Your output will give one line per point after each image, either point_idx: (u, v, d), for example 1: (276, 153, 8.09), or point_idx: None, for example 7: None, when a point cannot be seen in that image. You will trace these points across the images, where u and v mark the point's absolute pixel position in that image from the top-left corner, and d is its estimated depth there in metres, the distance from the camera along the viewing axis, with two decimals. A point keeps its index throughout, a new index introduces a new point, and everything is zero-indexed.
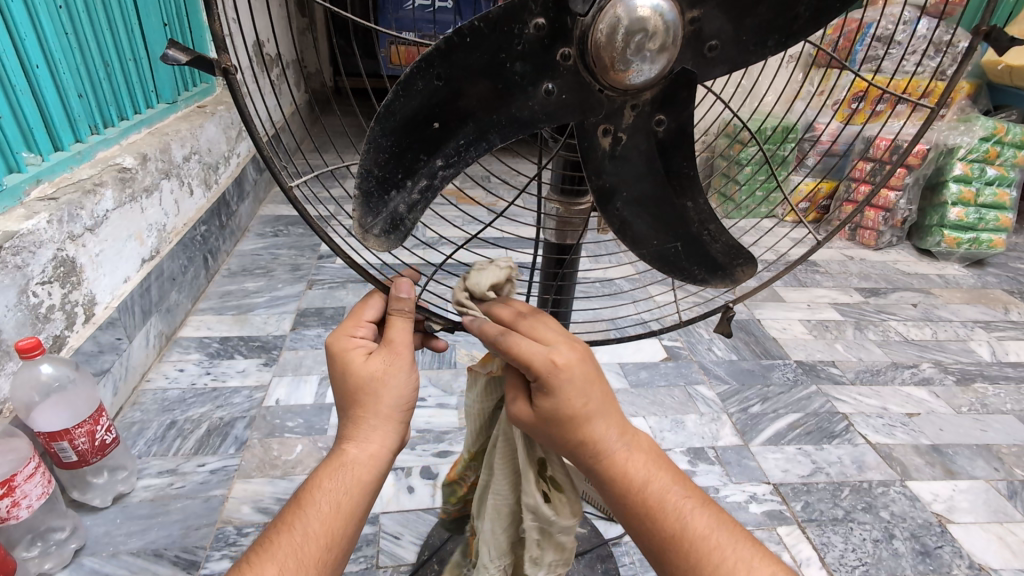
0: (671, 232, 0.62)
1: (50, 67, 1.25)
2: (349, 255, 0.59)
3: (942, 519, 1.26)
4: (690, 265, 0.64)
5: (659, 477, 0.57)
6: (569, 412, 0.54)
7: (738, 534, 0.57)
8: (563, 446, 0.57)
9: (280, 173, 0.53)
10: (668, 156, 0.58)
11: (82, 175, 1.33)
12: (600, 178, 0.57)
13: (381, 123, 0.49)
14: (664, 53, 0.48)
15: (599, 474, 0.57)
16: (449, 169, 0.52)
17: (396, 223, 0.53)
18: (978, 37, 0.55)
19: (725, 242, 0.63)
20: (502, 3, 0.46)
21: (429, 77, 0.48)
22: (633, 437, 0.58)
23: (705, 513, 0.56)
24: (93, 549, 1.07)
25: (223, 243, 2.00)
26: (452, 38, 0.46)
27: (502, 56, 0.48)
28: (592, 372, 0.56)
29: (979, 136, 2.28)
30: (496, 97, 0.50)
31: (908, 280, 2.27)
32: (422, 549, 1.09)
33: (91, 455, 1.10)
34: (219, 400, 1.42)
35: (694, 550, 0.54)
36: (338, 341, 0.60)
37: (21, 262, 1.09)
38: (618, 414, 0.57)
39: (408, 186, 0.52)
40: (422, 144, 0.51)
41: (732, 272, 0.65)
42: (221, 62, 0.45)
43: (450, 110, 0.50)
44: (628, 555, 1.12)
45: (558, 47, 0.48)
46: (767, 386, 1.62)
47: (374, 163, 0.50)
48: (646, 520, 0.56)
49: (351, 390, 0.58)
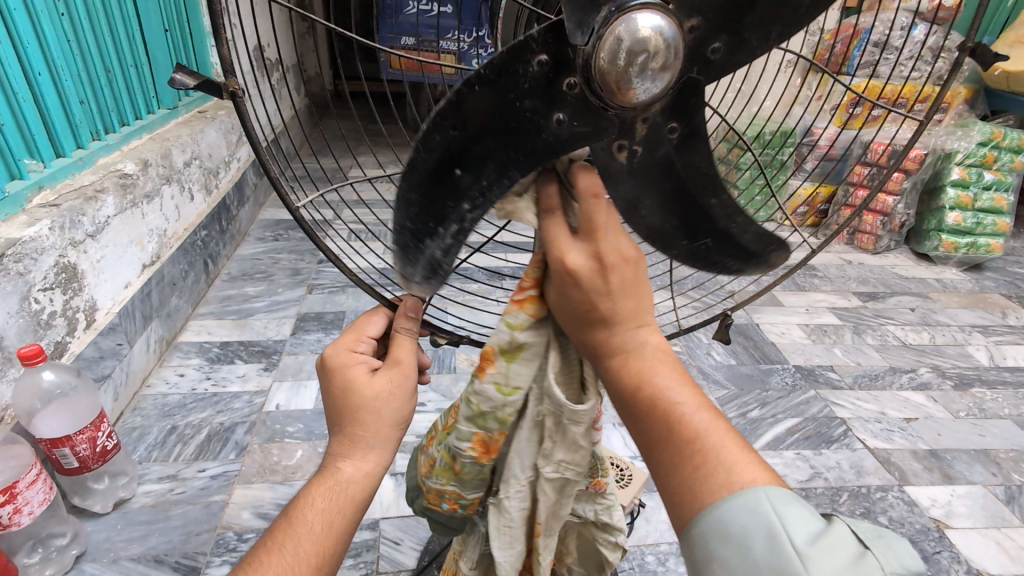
0: (698, 231, 0.61)
1: (52, 74, 1.26)
2: (347, 265, 0.59)
3: (942, 524, 1.27)
4: (724, 258, 0.63)
5: (657, 383, 0.50)
6: (573, 308, 0.53)
7: (733, 450, 0.48)
8: (573, 338, 0.56)
9: (287, 194, 0.54)
10: (687, 159, 0.57)
11: (84, 180, 1.34)
12: (621, 193, 0.56)
13: (408, 180, 0.53)
14: (667, 71, 0.48)
15: (602, 375, 0.54)
16: (476, 211, 0.53)
17: (435, 268, 0.56)
18: (964, 55, 0.56)
19: (755, 234, 0.62)
20: (504, 48, 0.48)
21: (445, 129, 0.50)
22: (641, 340, 0.52)
23: (701, 424, 0.48)
24: (95, 555, 1.08)
25: (224, 248, 2.01)
26: (462, 88, 0.48)
27: (511, 96, 0.49)
28: (611, 280, 0.51)
29: (976, 141, 2.31)
30: (513, 136, 0.50)
31: (906, 284, 2.28)
32: (422, 555, 1.10)
33: (92, 461, 1.10)
34: (220, 405, 1.42)
35: (678, 454, 0.48)
36: (337, 357, 0.61)
37: (24, 268, 1.10)
38: (628, 314, 0.52)
39: (441, 232, 0.54)
40: (448, 192, 0.52)
41: (766, 257, 0.64)
42: (229, 85, 0.46)
43: (469, 155, 0.51)
44: (628, 561, 1.14)
45: (563, 77, 0.48)
46: (766, 390, 1.62)
47: (408, 217, 0.54)
48: (638, 426, 0.51)
49: (351, 407, 0.59)
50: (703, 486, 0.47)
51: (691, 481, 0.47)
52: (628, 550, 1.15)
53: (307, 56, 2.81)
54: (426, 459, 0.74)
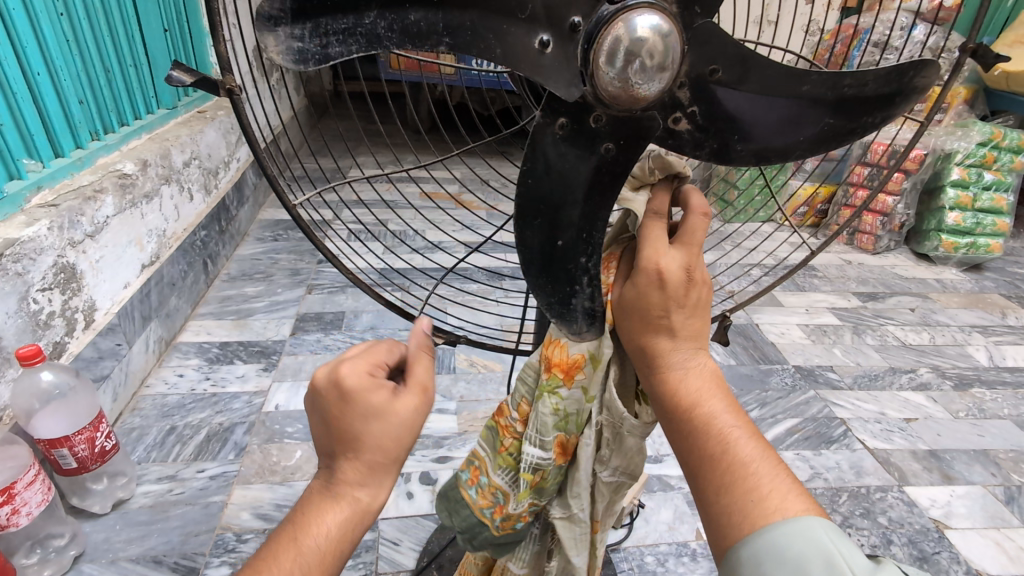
0: (807, 120, 0.54)
1: (51, 73, 1.26)
2: (346, 264, 0.58)
3: (941, 525, 1.27)
4: (856, 120, 0.55)
5: (712, 403, 0.51)
6: (643, 314, 0.54)
7: (784, 477, 0.48)
8: (630, 351, 0.56)
9: (285, 192, 0.54)
10: (756, 71, 0.51)
11: (83, 180, 1.34)
12: (705, 149, 0.54)
13: (529, 274, 0.57)
14: (666, 67, 0.46)
15: (655, 389, 0.54)
16: (595, 253, 0.57)
17: (593, 314, 0.59)
18: (964, 55, 0.56)
19: (877, 75, 0.52)
20: (525, 144, 0.52)
21: (530, 223, 0.55)
22: (699, 362, 0.53)
23: (752, 445, 0.48)
24: (93, 556, 1.07)
25: (223, 248, 2.01)
26: (521, 189, 0.54)
27: (556, 162, 0.52)
28: (686, 298, 0.53)
29: (976, 141, 2.31)
30: (587, 183, 0.53)
31: (906, 285, 2.28)
32: (422, 556, 1.10)
33: (91, 462, 1.10)
34: (219, 406, 1.42)
35: (728, 472, 0.47)
36: (352, 371, 0.49)
37: (22, 269, 1.10)
38: (692, 336, 0.54)
39: (582, 287, 0.58)
40: (568, 259, 0.57)
41: (911, 88, 0.53)
42: (225, 82, 0.45)
43: (562, 227, 0.55)
44: (628, 561, 1.14)
45: (587, 118, 0.50)
46: (765, 390, 1.62)
47: (548, 298, 0.58)
48: (687, 442, 0.50)
49: (375, 435, 0.48)
50: (752, 507, 0.46)
51: (740, 501, 0.46)
52: (627, 551, 1.15)
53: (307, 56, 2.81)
54: (489, 485, 0.75)
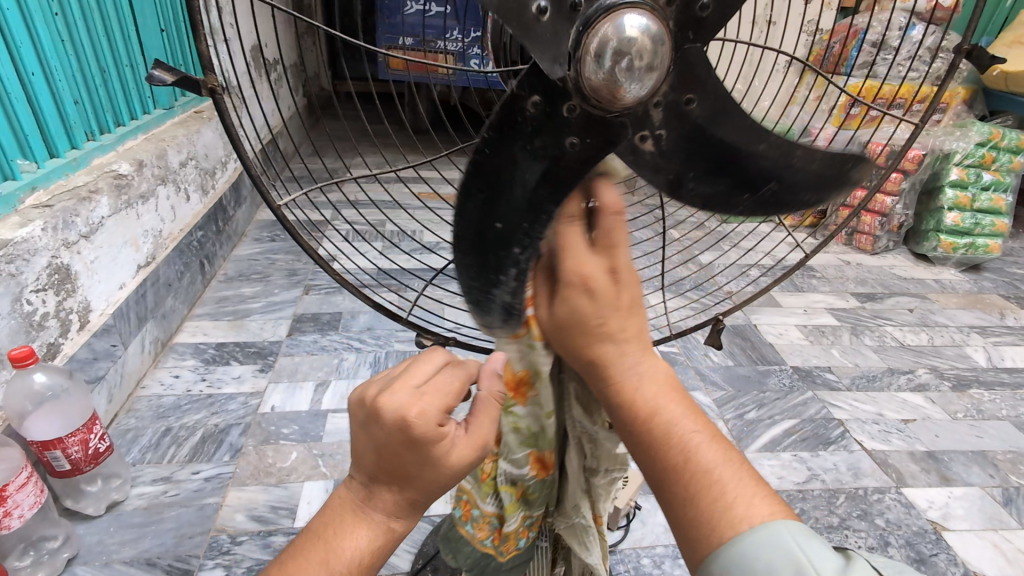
0: (754, 181, 0.57)
1: (45, 73, 1.25)
2: (334, 266, 0.62)
3: (938, 526, 1.26)
4: (795, 195, 0.59)
5: (670, 409, 0.49)
6: (579, 321, 0.50)
7: (749, 478, 0.47)
8: (573, 360, 0.53)
9: (270, 194, 0.55)
10: (721, 115, 0.53)
11: (78, 181, 1.34)
12: (662, 176, 0.55)
13: (458, 248, 0.55)
14: (655, 70, 0.46)
15: (608, 401, 0.51)
16: (527, 250, 0.52)
17: (510, 311, 0.55)
18: (960, 57, 0.55)
19: (822, 156, 0.57)
20: (495, 110, 0.50)
21: (473, 195, 0.53)
22: (649, 366, 0.51)
23: (715, 449, 0.47)
24: (87, 558, 1.07)
25: (220, 249, 2.00)
26: (474, 158, 0.52)
27: (520, 142, 0.50)
28: (622, 299, 0.50)
29: (974, 142, 2.31)
30: (540, 174, 0.51)
31: (904, 285, 2.28)
32: (416, 558, 1.10)
33: (85, 463, 1.10)
34: (215, 407, 1.41)
35: (693, 484, 0.45)
36: (430, 408, 0.47)
37: (15, 270, 1.09)
38: (638, 339, 0.51)
39: (504, 280, 0.54)
40: (496, 244, 0.53)
41: (846, 176, 0.59)
42: (208, 82, 0.45)
43: (504, 208, 0.52)
44: (624, 563, 1.13)
45: (561, 105, 0.49)
46: (763, 391, 1.62)
47: (469, 278, 0.55)
48: (647, 455, 0.48)
49: (428, 476, 0.48)
50: (720, 517, 0.45)
51: (708, 512, 0.45)
52: (623, 553, 1.15)
53: (306, 56, 2.81)
54: (483, 517, 0.75)
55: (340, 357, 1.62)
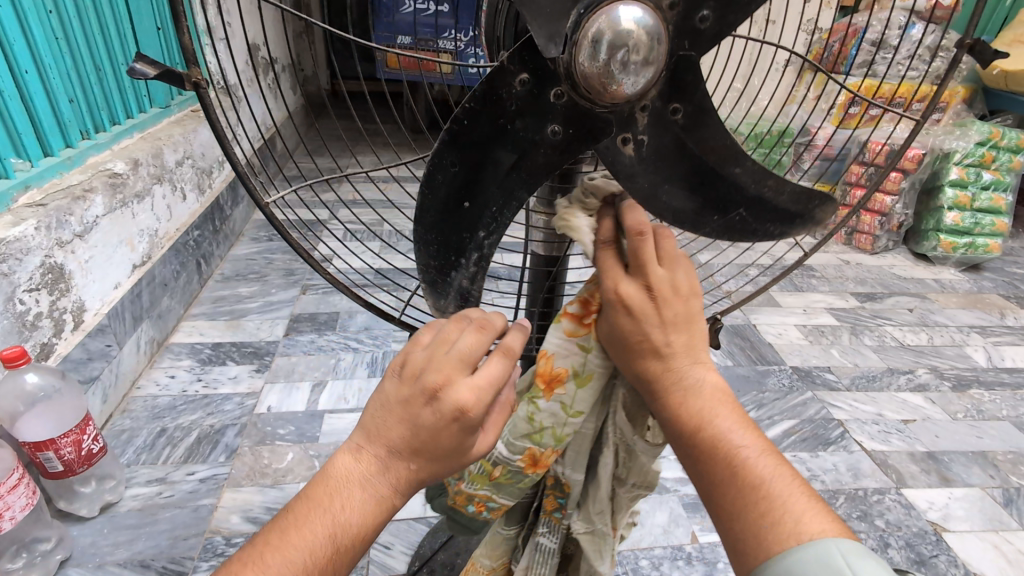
0: (727, 204, 0.56)
1: (39, 72, 1.24)
2: (326, 268, 0.60)
3: (938, 527, 1.26)
4: (763, 224, 0.58)
5: (718, 423, 0.52)
6: (626, 338, 0.55)
7: (797, 493, 0.49)
8: (627, 373, 0.57)
9: (258, 192, 0.54)
10: (702, 133, 0.52)
11: (72, 180, 1.32)
12: (637, 187, 0.53)
13: (421, 221, 0.55)
14: (651, 65, 0.45)
15: (662, 413, 0.55)
16: (491, 236, 0.54)
17: (465, 296, 0.58)
18: (961, 52, 0.55)
19: (791, 190, 0.56)
20: (482, 79, 0.48)
21: (446, 167, 0.52)
22: (700, 379, 0.54)
23: (761, 464, 0.50)
24: (80, 560, 1.06)
25: (217, 248, 1.99)
26: (451, 126, 0.50)
27: (502, 121, 0.49)
28: (665, 314, 0.53)
29: (974, 141, 2.30)
30: (514, 160, 0.50)
31: (904, 285, 2.27)
32: (412, 559, 1.09)
33: (78, 464, 1.09)
34: (210, 407, 1.40)
35: (739, 497, 0.49)
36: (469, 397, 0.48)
37: (8, 269, 1.08)
38: (689, 353, 0.54)
39: (463, 263, 0.56)
40: (461, 224, 0.54)
41: (811, 214, 0.59)
42: (191, 76, 0.45)
43: (474, 188, 0.52)
44: (623, 566, 1.12)
45: (548, 89, 0.48)
46: (762, 392, 1.61)
47: (429, 256, 0.56)
48: (699, 467, 0.52)
49: (441, 461, 0.50)
50: (766, 532, 0.47)
51: (754, 525, 0.48)
52: (622, 555, 1.14)
53: (303, 56, 2.80)
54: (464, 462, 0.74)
55: (338, 357, 1.61)
